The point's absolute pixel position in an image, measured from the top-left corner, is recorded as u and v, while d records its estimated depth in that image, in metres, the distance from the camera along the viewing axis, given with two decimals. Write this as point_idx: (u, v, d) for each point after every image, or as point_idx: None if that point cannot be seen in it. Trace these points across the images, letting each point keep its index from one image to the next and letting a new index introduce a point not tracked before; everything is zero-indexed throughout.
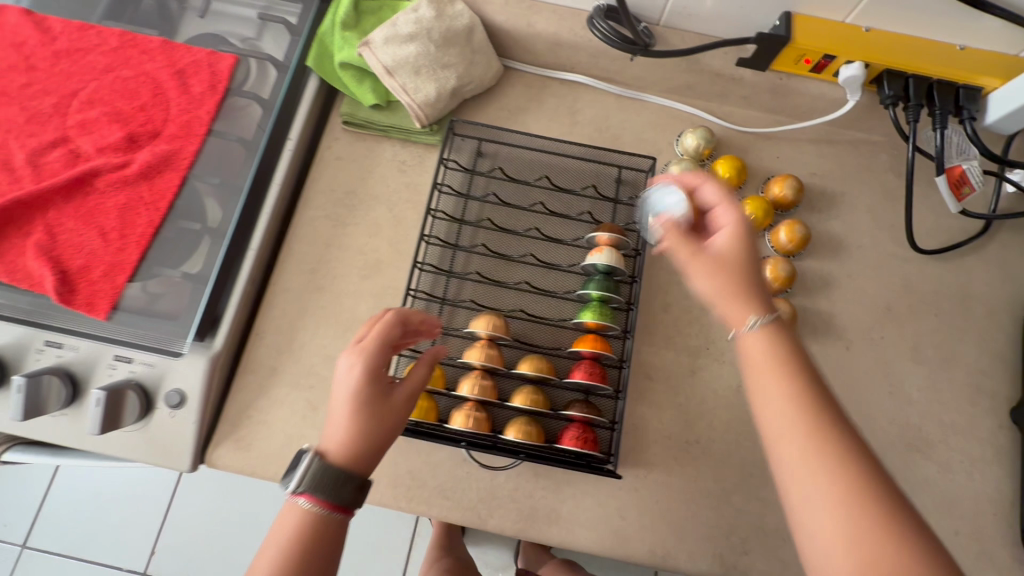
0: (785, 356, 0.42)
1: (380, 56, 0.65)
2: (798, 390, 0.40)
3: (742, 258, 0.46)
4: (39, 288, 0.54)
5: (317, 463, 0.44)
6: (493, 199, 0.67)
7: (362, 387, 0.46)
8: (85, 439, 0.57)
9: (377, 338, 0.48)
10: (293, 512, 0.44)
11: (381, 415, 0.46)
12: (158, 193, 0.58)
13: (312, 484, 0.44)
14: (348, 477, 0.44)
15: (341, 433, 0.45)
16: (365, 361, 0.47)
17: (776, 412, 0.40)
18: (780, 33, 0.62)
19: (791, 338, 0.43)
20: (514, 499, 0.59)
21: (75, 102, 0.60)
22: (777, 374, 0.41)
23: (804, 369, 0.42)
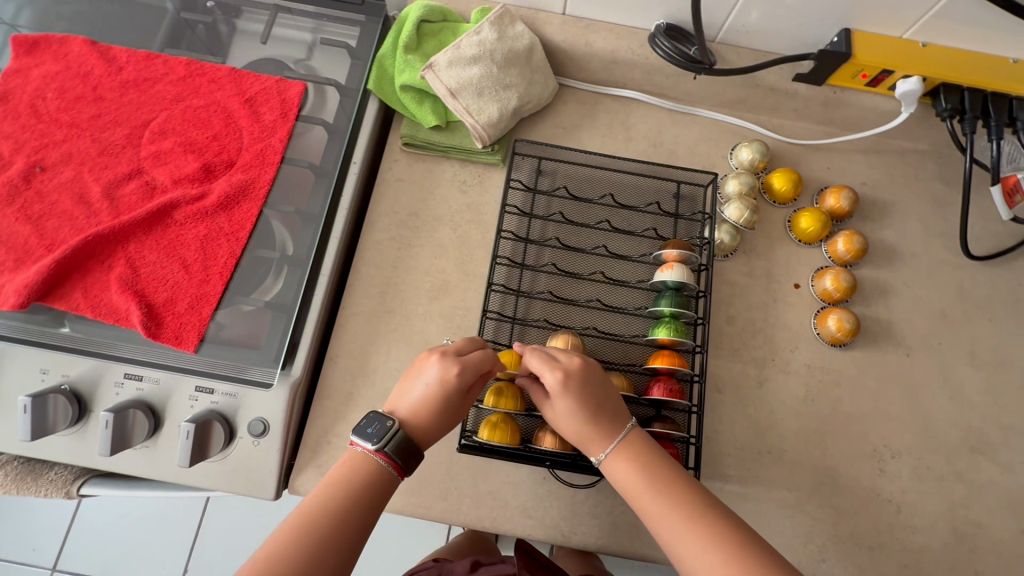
0: (648, 470, 0.49)
1: (444, 79, 0.65)
2: (670, 503, 0.47)
3: (576, 411, 0.51)
4: (126, 323, 0.54)
5: (402, 432, 0.48)
6: (558, 217, 0.68)
7: (448, 394, 0.50)
8: (168, 471, 0.57)
9: (479, 359, 0.52)
10: (357, 462, 0.47)
11: (451, 419, 0.51)
12: (237, 224, 0.58)
13: (395, 447, 0.47)
14: (417, 453, 0.49)
15: (415, 421, 0.50)
16: (465, 376, 0.51)
17: (668, 526, 0.46)
18: (840, 50, 0.64)
19: (647, 460, 0.50)
20: (596, 515, 0.60)
21: (147, 133, 0.60)
22: (643, 480, 0.48)
23: (666, 481, 0.48)
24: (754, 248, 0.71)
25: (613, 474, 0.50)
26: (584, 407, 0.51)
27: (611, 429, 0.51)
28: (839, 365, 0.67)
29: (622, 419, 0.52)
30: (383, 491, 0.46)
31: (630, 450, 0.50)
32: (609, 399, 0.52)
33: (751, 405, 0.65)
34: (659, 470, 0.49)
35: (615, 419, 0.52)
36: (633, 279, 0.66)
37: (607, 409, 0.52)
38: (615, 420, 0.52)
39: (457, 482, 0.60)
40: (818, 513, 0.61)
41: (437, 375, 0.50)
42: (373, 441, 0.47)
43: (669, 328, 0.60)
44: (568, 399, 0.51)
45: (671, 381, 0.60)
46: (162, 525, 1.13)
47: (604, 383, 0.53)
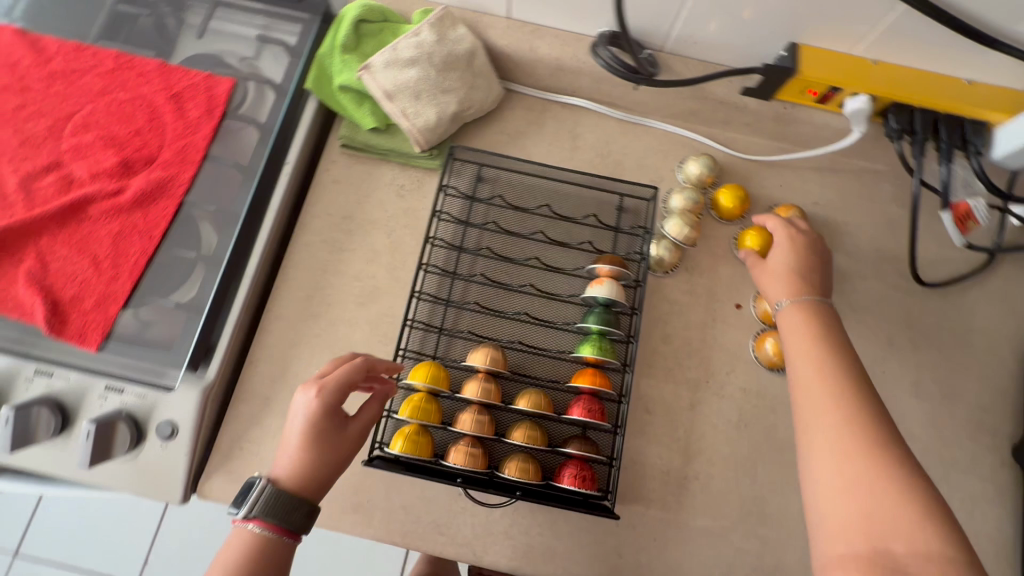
0: (825, 338, 0.51)
1: (380, 80, 0.64)
2: (840, 379, 0.47)
3: (790, 261, 0.60)
4: (29, 318, 0.53)
5: (271, 491, 0.46)
6: (493, 226, 0.66)
7: (319, 422, 0.48)
8: (74, 471, 0.56)
9: (342, 379, 0.49)
10: (239, 538, 0.45)
11: (337, 447, 0.48)
12: (152, 222, 0.57)
13: (262, 511, 0.45)
14: (297, 508, 0.46)
15: (295, 463, 0.47)
16: (328, 397, 0.48)
17: (816, 386, 0.48)
18: (785, 65, 0.62)
19: (826, 316, 0.55)
20: (510, 535, 0.58)
21: (69, 126, 0.59)
22: (815, 350, 0.51)
23: (837, 356, 0.49)
24: (697, 265, 0.69)
25: (784, 320, 0.56)
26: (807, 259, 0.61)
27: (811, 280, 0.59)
28: (776, 391, 0.64)
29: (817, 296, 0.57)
30: (277, 557, 0.46)
31: (809, 306, 0.56)
32: (818, 271, 0.60)
33: (680, 428, 0.63)
34: (834, 349, 0.50)
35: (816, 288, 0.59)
36: (566, 293, 0.65)
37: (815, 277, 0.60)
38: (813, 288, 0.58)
39: (370, 494, 0.59)
40: (742, 543, 0.59)
41: (302, 404, 0.48)
42: (238, 512, 0.45)
43: (595, 346, 0.58)
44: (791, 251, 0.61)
45: (594, 401, 0.58)
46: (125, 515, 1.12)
47: (822, 254, 0.62)
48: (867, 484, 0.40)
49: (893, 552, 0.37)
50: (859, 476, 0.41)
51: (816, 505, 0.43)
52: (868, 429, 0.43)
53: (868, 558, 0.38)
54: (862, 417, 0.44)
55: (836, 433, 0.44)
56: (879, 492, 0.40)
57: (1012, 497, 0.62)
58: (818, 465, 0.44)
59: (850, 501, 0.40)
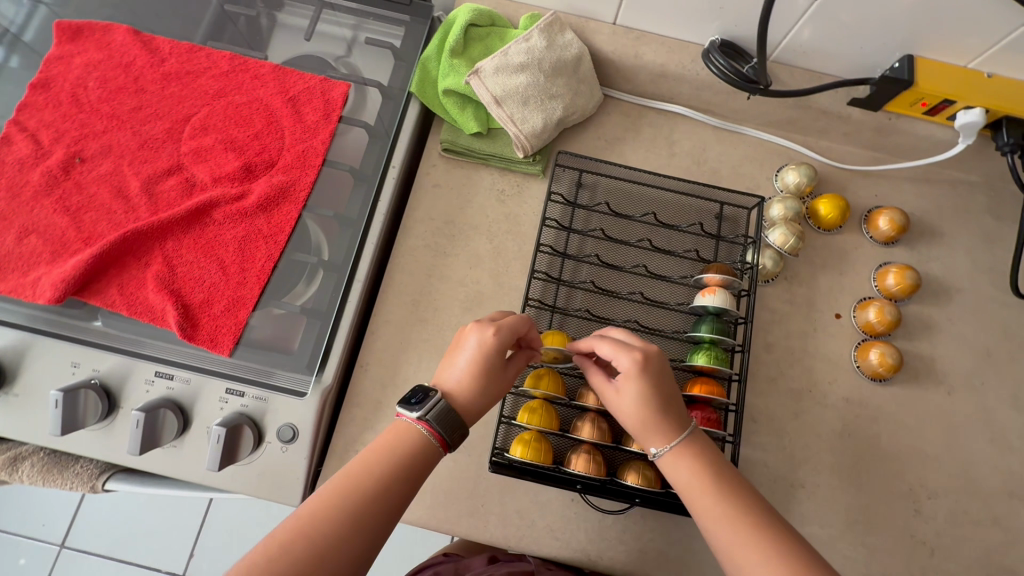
0: (711, 477, 0.47)
1: (489, 86, 0.64)
2: (764, 528, 0.44)
3: (636, 398, 0.50)
4: (161, 322, 0.53)
5: (446, 404, 0.48)
6: (598, 233, 0.66)
7: (492, 359, 0.50)
8: (193, 473, 0.56)
9: (514, 325, 0.52)
10: (404, 435, 0.46)
11: (497, 385, 0.51)
12: (276, 226, 0.57)
13: (437, 416, 0.47)
14: (461, 425, 0.48)
15: (457, 391, 0.50)
16: (504, 338, 0.51)
17: (746, 545, 0.43)
18: (901, 76, 0.62)
19: (708, 455, 0.49)
20: (623, 540, 0.59)
21: (188, 128, 0.59)
22: (718, 498, 0.46)
23: (734, 497, 0.46)
24: (796, 275, 0.69)
25: (671, 474, 0.49)
26: (649, 389, 0.50)
27: (673, 422, 0.50)
28: (878, 400, 0.65)
29: (685, 417, 0.51)
30: (428, 459, 0.46)
31: (694, 450, 0.49)
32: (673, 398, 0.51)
33: (785, 438, 0.63)
34: (734, 486, 0.47)
35: (679, 411, 0.51)
36: (672, 301, 0.65)
37: (674, 400, 0.51)
38: (675, 421, 0.50)
39: (485, 499, 0.59)
40: (850, 550, 0.60)
41: (475, 340, 0.50)
42: (415, 410, 0.47)
43: (709, 355, 0.58)
44: (640, 384, 0.50)
45: (709, 410, 0.58)
46: (169, 509, 1.14)
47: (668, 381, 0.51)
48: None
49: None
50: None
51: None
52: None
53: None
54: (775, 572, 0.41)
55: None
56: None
57: None
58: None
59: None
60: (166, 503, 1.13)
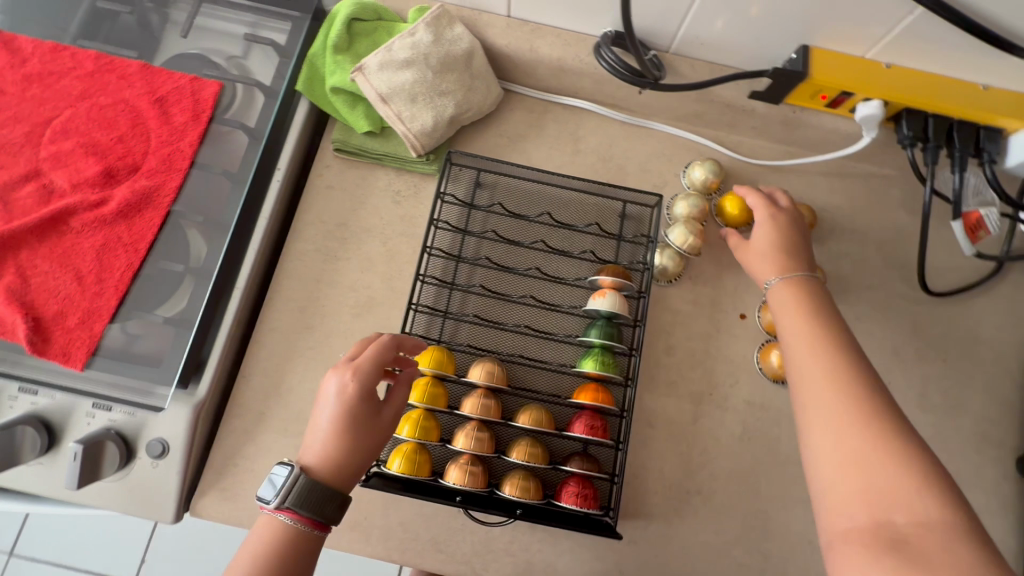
0: (812, 316, 0.51)
1: (374, 83, 0.61)
2: (843, 369, 0.45)
3: (771, 233, 0.59)
4: (10, 336, 0.51)
5: (302, 483, 0.45)
6: (492, 235, 0.64)
7: (353, 407, 0.48)
8: (62, 491, 0.54)
9: (375, 359, 0.49)
10: (275, 525, 0.46)
11: (371, 433, 0.48)
12: (137, 234, 0.55)
13: (296, 501, 0.45)
14: (332, 497, 0.46)
15: (322, 453, 0.47)
16: (362, 381, 0.48)
17: (831, 396, 0.44)
18: (797, 68, 0.60)
19: (824, 304, 0.52)
20: (511, 552, 0.57)
21: (48, 132, 0.56)
22: (822, 354, 0.47)
23: (838, 346, 0.47)
24: (701, 274, 0.67)
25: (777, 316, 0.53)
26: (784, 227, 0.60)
27: (792, 267, 0.56)
28: (780, 402, 0.63)
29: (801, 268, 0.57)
30: (311, 538, 0.47)
31: (800, 282, 0.54)
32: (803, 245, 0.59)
33: (683, 442, 0.62)
34: (848, 355, 0.47)
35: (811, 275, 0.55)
36: (567, 304, 0.63)
37: (800, 248, 0.59)
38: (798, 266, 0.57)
39: (368, 512, 0.57)
40: (745, 558, 0.58)
41: (334, 387, 0.48)
42: (270, 501, 0.44)
43: (597, 360, 0.57)
44: (773, 220, 0.60)
45: (596, 417, 0.56)
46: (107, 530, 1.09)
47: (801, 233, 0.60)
48: (864, 463, 0.40)
49: (895, 526, 0.37)
50: (883, 461, 0.39)
51: (819, 481, 0.42)
52: (863, 425, 0.42)
53: (871, 532, 0.38)
54: (881, 414, 0.42)
55: (829, 427, 0.43)
56: (881, 471, 0.39)
57: (1016, 511, 0.62)
58: (824, 456, 0.42)
59: (863, 491, 0.39)
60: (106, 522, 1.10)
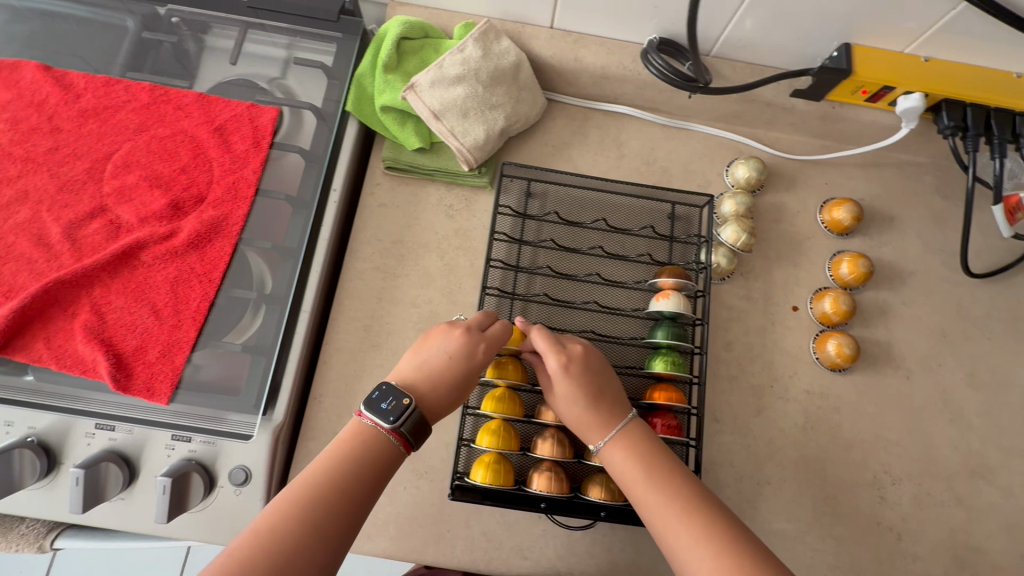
0: (644, 463, 0.47)
1: (427, 100, 0.62)
2: (709, 519, 0.43)
3: (575, 392, 0.51)
4: (92, 374, 0.51)
5: (419, 411, 0.46)
6: (549, 244, 0.65)
7: (470, 365, 0.51)
8: (142, 525, 0.54)
9: (499, 335, 0.53)
10: (373, 443, 0.44)
11: (462, 379, 0.50)
12: (209, 264, 0.55)
13: (410, 426, 0.46)
14: (429, 430, 0.48)
15: (428, 394, 0.49)
16: (487, 348, 0.52)
17: (690, 540, 0.42)
18: (840, 66, 0.61)
19: (644, 442, 0.49)
20: (593, 554, 0.59)
21: (109, 166, 0.56)
22: (656, 489, 0.45)
23: (676, 492, 0.45)
24: (751, 270, 0.69)
25: (610, 464, 0.49)
26: (584, 383, 0.51)
27: (609, 417, 0.51)
28: (838, 389, 0.65)
29: (622, 406, 0.52)
30: (391, 469, 0.45)
31: (624, 435, 0.49)
32: (608, 392, 0.52)
33: (749, 434, 0.63)
34: (657, 477, 0.46)
35: (612, 409, 0.51)
36: (628, 307, 0.64)
37: (609, 398, 0.52)
38: (613, 412, 0.51)
39: (450, 524, 0.58)
40: (819, 543, 0.60)
41: (457, 345, 0.51)
42: (388, 418, 0.45)
43: (667, 361, 0.58)
44: (572, 382, 0.51)
45: (670, 417, 0.58)
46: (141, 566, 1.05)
47: (607, 382, 0.52)
48: None
49: None
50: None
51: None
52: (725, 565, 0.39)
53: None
54: (741, 546, 0.41)
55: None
56: None
57: None
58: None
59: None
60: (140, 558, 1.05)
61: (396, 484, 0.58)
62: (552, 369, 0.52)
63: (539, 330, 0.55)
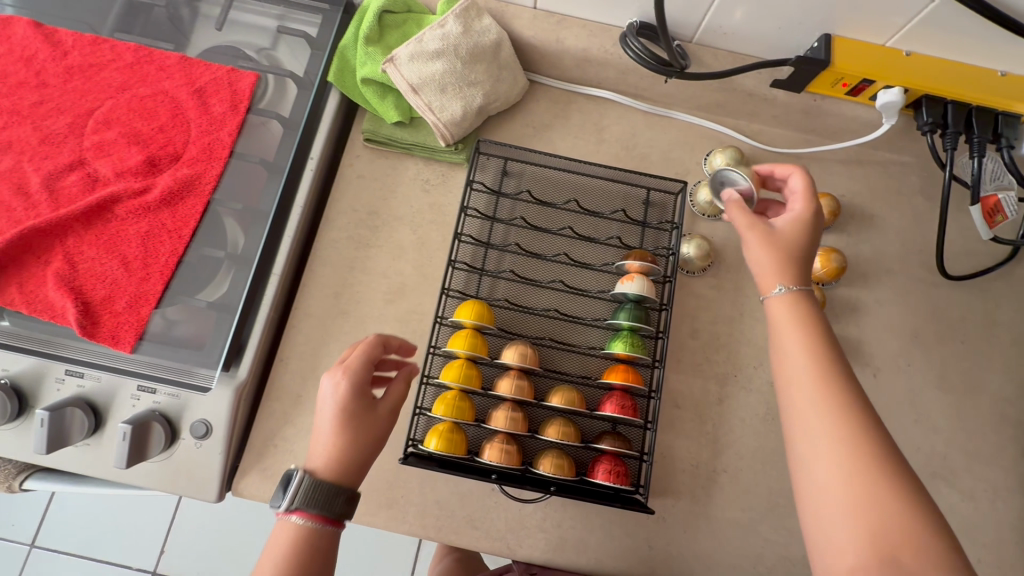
0: (814, 323, 0.44)
1: (405, 74, 0.63)
2: (840, 388, 0.41)
3: (805, 240, 0.49)
4: (61, 320, 0.52)
5: (307, 484, 0.45)
6: (520, 223, 0.66)
7: (349, 405, 0.47)
8: (106, 471, 0.56)
9: (364, 361, 0.49)
10: (287, 530, 0.45)
11: (368, 433, 0.47)
12: (180, 221, 0.57)
13: (304, 501, 0.45)
14: (338, 495, 0.46)
15: (327, 454, 0.46)
16: (354, 380, 0.48)
17: (820, 392, 0.41)
18: (819, 57, 0.61)
19: (813, 306, 0.46)
20: (543, 529, 0.59)
21: (91, 122, 0.58)
22: (803, 341, 0.43)
23: (826, 350, 0.43)
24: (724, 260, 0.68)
25: (772, 311, 0.46)
26: (812, 236, 0.49)
27: (796, 272, 0.47)
28: None
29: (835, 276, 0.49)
30: (323, 543, 0.45)
31: (804, 296, 0.45)
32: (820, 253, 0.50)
33: (708, 422, 0.63)
34: (825, 338, 0.43)
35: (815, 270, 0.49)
36: (594, 289, 0.65)
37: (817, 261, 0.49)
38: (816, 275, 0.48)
39: (404, 490, 0.59)
40: (770, 533, 0.60)
41: (327, 391, 0.48)
42: (279, 505, 0.44)
43: (626, 342, 0.58)
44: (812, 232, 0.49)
45: (626, 397, 0.58)
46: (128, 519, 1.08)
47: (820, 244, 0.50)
48: (853, 463, 0.38)
49: (891, 550, 0.35)
50: (885, 502, 0.36)
51: (818, 523, 0.38)
52: (851, 428, 0.39)
53: None
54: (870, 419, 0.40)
55: (820, 474, 0.39)
56: (873, 483, 0.37)
57: None
58: (816, 487, 0.39)
59: (864, 531, 0.36)
60: (127, 512, 1.08)
61: None
62: (800, 215, 0.49)
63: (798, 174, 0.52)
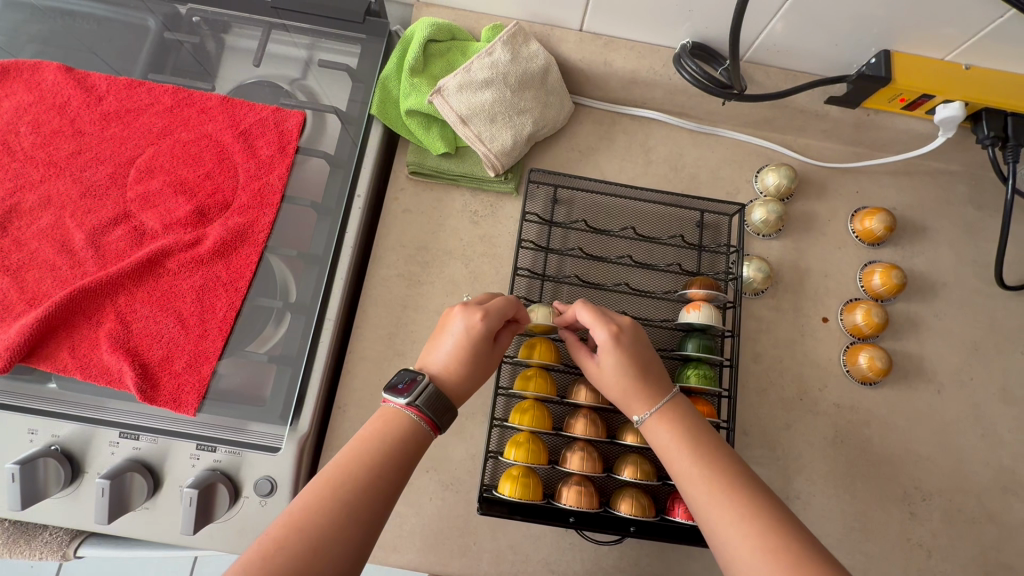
0: (687, 441, 0.46)
1: (453, 104, 0.60)
2: (749, 504, 0.41)
3: (623, 367, 0.49)
4: (119, 384, 0.50)
5: (432, 386, 0.45)
6: (577, 253, 0.64)
7: (481, 339, 0.49)
8: (165, 536, 0.53)
9: (502, 308, 0.51)
10: (395, 424, 0.43)
11: (485, 365, 0.49)
12: (235, 272, 0.54)
13: (426, 401, 0.44)
14: (451, 408, 0.46)
15: (449, 368, 0.48)
16: (490, 321, 0.49)
17: (734, 517, 0.40)
18: (880, 74, 0.60)
19: (690, 419, 0.48)
20: (620, 568, 0.58)
21: (133, 171, 0.55)
22: (694, 461, 0.44)
23: (718, 465, 0.43)
24: (782, 281, 0.67)
25: (654, 438, 0.48)
26: (629, 362, 0.49)
27: (655, 389, 0.49)
28: (869, 403, 0.64)
29: (666, 384, 0.50)
30: (417, 447, 0.43)
31: (669, 412, 0.48)
32: (651, 364, 0.50)
33: (778, 448, 0.62)
34: (715, 451, 0.45)
35: (660, 379, 0.50)
36: (658, 318, 0.63)
37: (653, 371, 0.50)
38: (659, 386, 0.49)
39: (477, 537, 0.58)
40: (848, 559, 0.59)
41: (463, 323, 0.49)
42: (404, 396, 0.44)
43: (698, 374, 0.56)
44: (619, 356, 0.49)
45: None
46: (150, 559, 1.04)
47: (652, 356, 0.51)
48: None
49: None
50: None
51: None
52: (773, 545, 0.38)
53: None
54: (788, 534, 0.39)
55: None
56: None
57: None
58: None
59: None
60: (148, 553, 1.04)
61: (422, 495, 0.58)
62: (602, 346, 0.50)
63: (581, 303, 0.53)
